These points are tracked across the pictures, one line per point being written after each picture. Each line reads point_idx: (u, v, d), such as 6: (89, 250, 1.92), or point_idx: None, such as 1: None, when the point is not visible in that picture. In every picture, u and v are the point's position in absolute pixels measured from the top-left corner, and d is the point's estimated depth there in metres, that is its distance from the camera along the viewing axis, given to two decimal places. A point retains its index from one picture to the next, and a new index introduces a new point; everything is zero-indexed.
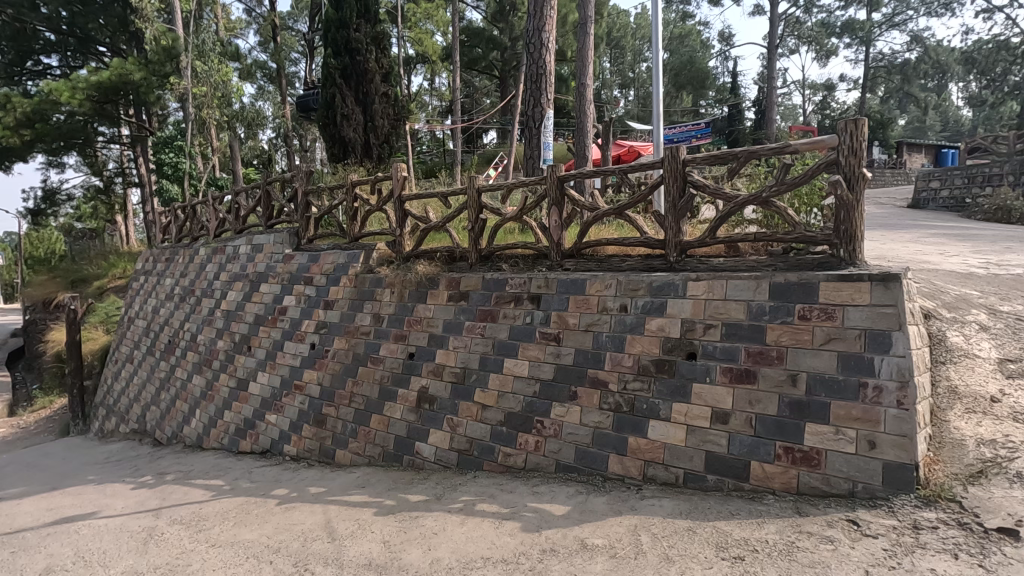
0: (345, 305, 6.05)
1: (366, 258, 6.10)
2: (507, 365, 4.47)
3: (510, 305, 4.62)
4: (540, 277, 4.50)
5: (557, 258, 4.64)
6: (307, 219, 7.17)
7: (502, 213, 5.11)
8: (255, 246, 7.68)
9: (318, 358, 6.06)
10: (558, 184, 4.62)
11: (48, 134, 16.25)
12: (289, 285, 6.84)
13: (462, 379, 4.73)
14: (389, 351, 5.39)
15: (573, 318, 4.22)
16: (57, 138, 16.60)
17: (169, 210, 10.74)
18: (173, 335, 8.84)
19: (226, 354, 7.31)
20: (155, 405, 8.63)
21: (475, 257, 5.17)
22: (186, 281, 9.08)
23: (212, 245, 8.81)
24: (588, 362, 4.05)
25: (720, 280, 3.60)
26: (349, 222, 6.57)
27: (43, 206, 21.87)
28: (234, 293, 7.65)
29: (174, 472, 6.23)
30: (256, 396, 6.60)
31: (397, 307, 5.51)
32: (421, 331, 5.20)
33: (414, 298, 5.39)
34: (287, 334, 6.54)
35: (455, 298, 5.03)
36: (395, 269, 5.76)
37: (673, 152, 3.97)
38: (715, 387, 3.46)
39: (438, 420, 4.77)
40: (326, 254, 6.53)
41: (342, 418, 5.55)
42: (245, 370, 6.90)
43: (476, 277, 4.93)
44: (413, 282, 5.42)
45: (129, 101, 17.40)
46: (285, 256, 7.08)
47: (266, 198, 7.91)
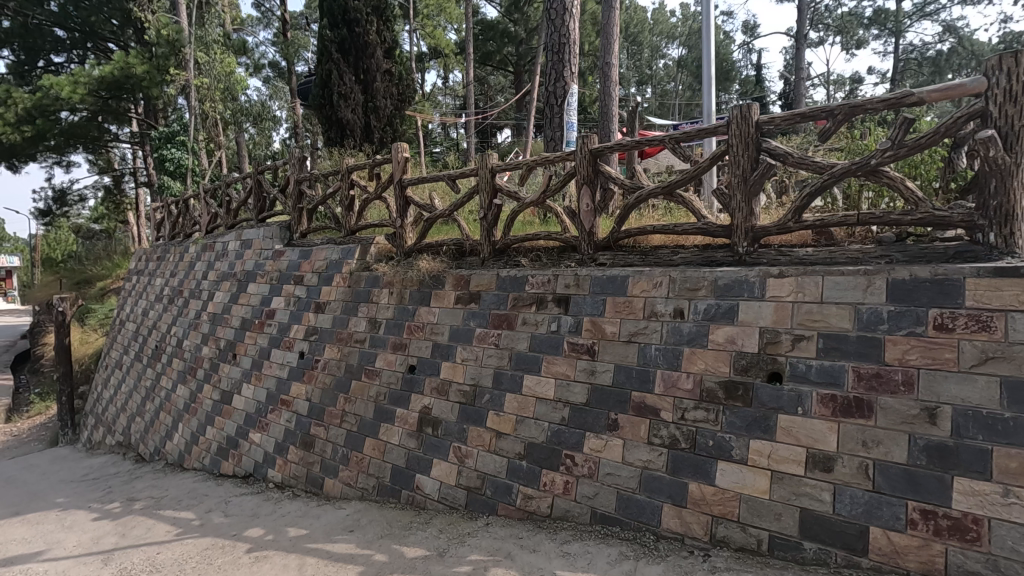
0: (337, 307, 5.24)
1: (363, 254, 5.28)
2: (527, 383, 3.61)
3: (530, 309, 3.75)
4: (568, 274, 3.62)
5: (589, 250, 3.76)
6: (299, 211, 6.42)
7: (520, 197, 4.24)
8: (244, 241, 6.91)
9: (307, 370, 5.25)
10: (590, 160, 3.74)
11: (50, 131, 15.77)
12: (278, 285, 6.04)
13: (471, 399, 3.88)
14: (386, 363, 4.55)
15: (611, 326, 3.34)
16: (59, 135, 16.09)
17: (163, 206, 10.07)
18: (160, 340, 8.11)
19: (210, 362, 6.54)
20: (140, 416, 7.91)
21: (488, 251, 4.31)
22: (175, 281, 8.36)
23: (202, 241, 8.09)
24: (632, 382, 3.17)
25: (814, 277, 2.69)
26: (344, 213, 5.76)
27: (53, 206, 21.51)
28: (221, 294, 6.90)
29: (145, 498, 5.47)
30: (240, 412, 5.81)
31: (395, 311, 4.67)
32: (423, 339, 4.35)
33: (415, 299, 4.55)
34: (275, 341, 5.75)
35: (463, 301, 4.18)
36: (394, 266, 4.92)
37: (743, 112, 3.06)
38: (811, 422, 2.56)
39: (443, 449, 3.92)
40: (318, 250, 5.72)
41: (332, 441, 4.73)
42: (229, 382, 6.12)
43: (489, 275, 4.07)
44: (414, 282, 4.58)
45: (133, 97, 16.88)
46: (274, 253, 6.30)
47: (257, 188, 7.17)
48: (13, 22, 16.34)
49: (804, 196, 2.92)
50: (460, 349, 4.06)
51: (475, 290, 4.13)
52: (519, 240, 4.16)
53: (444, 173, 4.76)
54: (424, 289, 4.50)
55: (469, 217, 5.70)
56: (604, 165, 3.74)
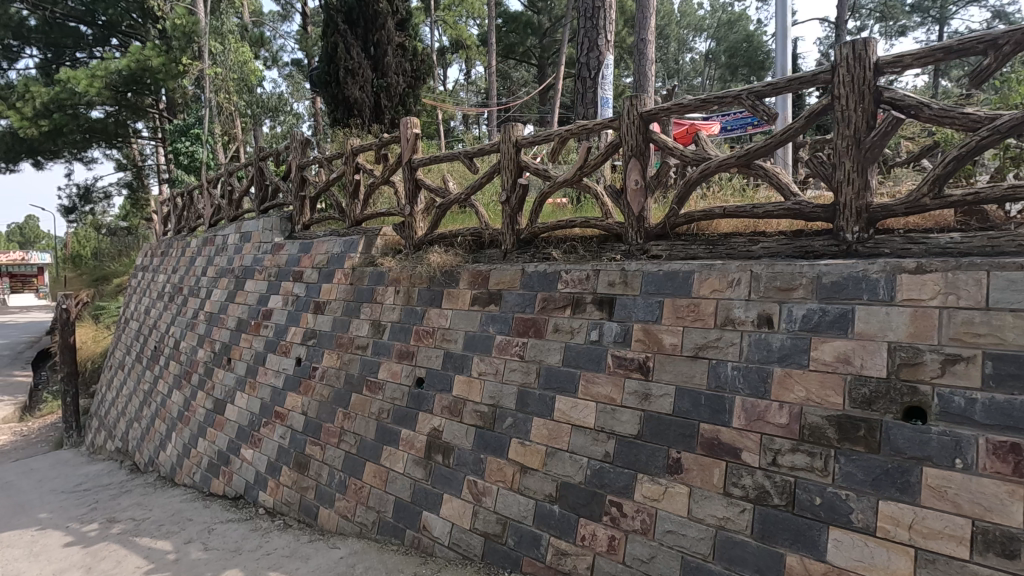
0: (338, 308, 4.56)
1: (368, 246, 4.59)
2: (559, 407, 2.88)
3: (563, 313, 3.02)
4: (612, 269, 2.87)
5: (639, 239, 3.01)
6: (300, 199, 5.77)
7: (550, 176, 3.49)
8: (244, 234, 6.31)
9: (304, 379, 4.60)
10: (640, 126, 2.98)
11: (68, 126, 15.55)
12: (275, 281, 5.40)
13: (490, 422, 3.16)
14: (390, 374, 3.86)
15: (670, 336, 2.59)
16: (77, 130, 15.87)
17: (170, 200, 9.60)
18: (160, 340, 7.60)
19: (205, 366, 5.97)
20: (138, 421, 7.40)
21: (511, 242, 3.58)
22: (177, 278, 7.83)
23: (204, 235, 7.54)
24: (700, 412, 2.41)
25: (973, 273, 1.90)
26: (349, 201, 5.09)
27: (78, 202, 21.38)
28: (219, 292, 6.31)
29: (126, 520, 4.90)
30: (233, 424, 5.20)
31: (401, 313, 3.97)
32: (433, 347, 3.64)
33: (424, 300, 3.84)
34: (270, 345, 5.12)
35: (480, 301, 3.46)
36: (401, 260, 4.23)
37: (856, 50, 2.28)
38: (977, 484, 1.78)
39: (456, 483, 3.22)
40: (320, 242, 5.06)
41: (329, 464, 4.07)
42: (223, 389, 5.52)
43: (512, 271, 3.34)
44: (423, 280, 3.88)
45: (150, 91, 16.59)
46: (273, 246, 5.67)
47: (260, 176, 6.58)
48: (34, 16, 16.13)
49: (947, 162, 2.12)
50: (477, 360, 3.34)
51: (494, 290, 3.40)
52: (550, 226, 3.42)
53: (459, 150, 4.04)
54: (435, 287, 3.79)
55: (488, 202, 4.98)
56: (658, 133, 2.97)
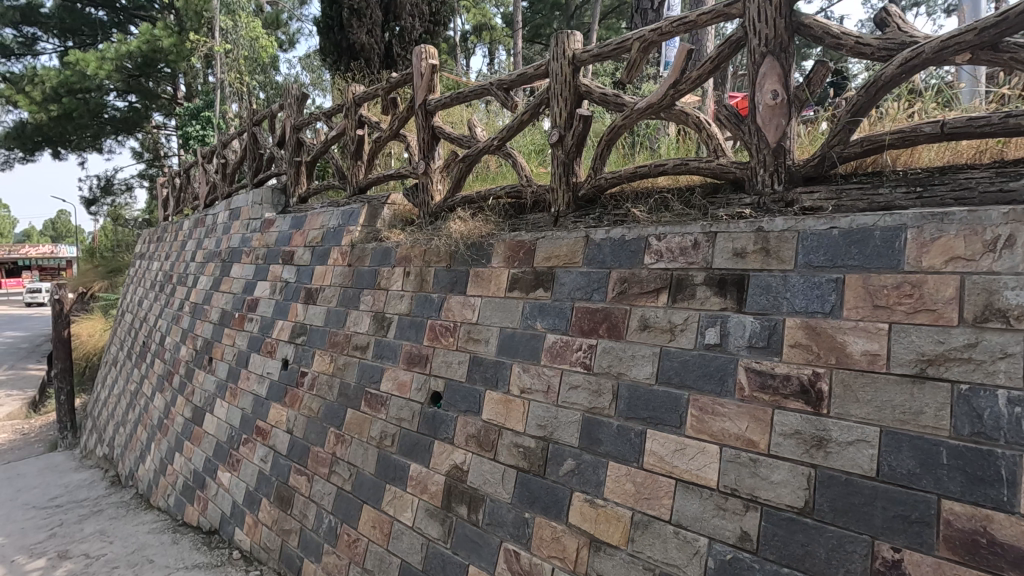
0: (333, 297, 3.55)
1: (372, 218, 3.59)
2: (652, 451, 1.82)
3: (655, 301, 1.95)
4: (743, 231, 1.79)
5: (776, 184, 1.91)
6: (296, 166, 4.79)
7: (624, 103, 2.40)
8: (233, 211, 5.38)
9: (290, 388, 3.61)
10: (780, 3, 1.85)
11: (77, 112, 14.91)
12: (263, 265, 4.44)
13: (538, 465, 2.12)
14: (397, 386, 2.83)
15: (861, 339, 1.49)
16: (88, 116, 15.25)
17: (170, 181, 8.78)
18: (148, 335, 6.75)
19: (186, 367, 5.06)
20: (123, 426, 6.57)
21: (566, 201, 2.53)
22: (169, 265, 6.97)
23: (197, 216, 6.66)
24: (940, 481, 1.32)
25: None
26: (350, 162, 4.08)
27: (98, 194, 20.81)
28: (205, 279, 5.40)
29: (78, 557, 4.00)
30: (210, 439, 4.26)
31: (411, 303, 2.94)
32: (454, 351, 2.60)
33: (442, 284, 2.79)
34: (255, 343, 4.16)
35: (521, 286, 2.41)
36: (414, 233, 3.20)
37: None
38: None
39: (487, 553, 2.19)
40: (315, 215, 4.07)
41: (316, 503, 3.08)
42: (203, 396, 4.59)
43: (571, 240, 2.28)
44: (441, 259, 2.83)
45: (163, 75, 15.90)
46: (263, 223, 4.70)
47: (254, 143, 5.64)
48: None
49: None
50: (518, 371, 2.30)
51: (541, 268, 2.35)
52: (627, 175, 2.35)
53: (488, 80, 2.96)
54: (456, 267, 2.74)
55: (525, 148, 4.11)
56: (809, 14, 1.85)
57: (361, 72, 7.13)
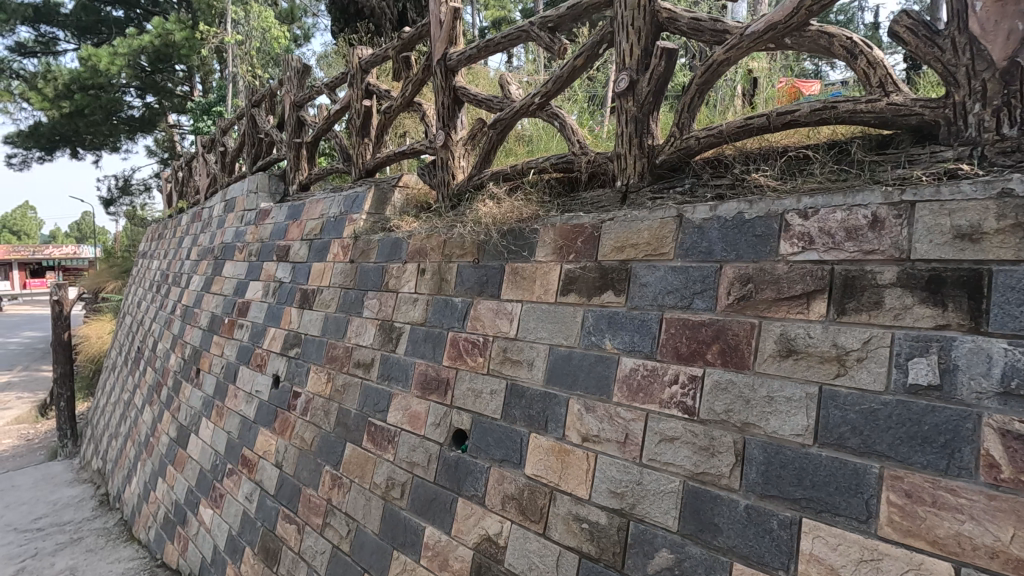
0: (331, 300, 2.90)
1: (379, 204, 2.96)
2: (814, 556, 1.13)
3: (805, 312, 1.25)
4: (973, 198, 1.08)
5: (1004, 125, 1.19)
6: (296, 148, 4.16)
7: (726, 28, 1.70)
8: (229, 203, 4.80)
9: (281, 411, 2.97)
10: None
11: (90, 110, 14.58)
12: (257, 262, 3.83)
13: (612, 552, 1.44)
14: (408, 419, 2.16)
15: None
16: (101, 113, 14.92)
17: (174, 175, 8.27)
18: (143, 340, 6.22)
19: (174, 379, 4.47)
20: (116, 439, 6.03)
21: (639, 168, 1.86)
22: (166, 264, 6.43)
23: (196, 210, 6.10)
24: None
25: None
26: (356, 139, 3.43)
27: (116, 194, 20.51)
28: (198, 279, 4.82)
29: None
30: (194, 465, 3.66)
31: (426, 310, 2.27)
32: (485, 375, 1.92)
33: (467, 286, 2.12)
34: (245, 354, 3.54)
35: (579, 288, 1.72)
36: (432, 219, 2.53)
37: None
38: None
39: None
40: (314, 203, 3.43)
41: (307, 562, 2.43)
42: (189, 414, 3.99)
43: (655, 222, 1.59)
44: (465, 251, 2.16)
45: (177, 71, 15.54)
46: (259, 214, 4.09)
47: (253, 127, 5.05)
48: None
49: None
50: (578, 411, 1.62)
51: (610, 262, 1.67)
52: (731, 129, 1.66)
53: (528, 19, 2.27)
54: (487, 261, 2.06)
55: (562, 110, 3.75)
56: None
57: (366, 39, 6.54)
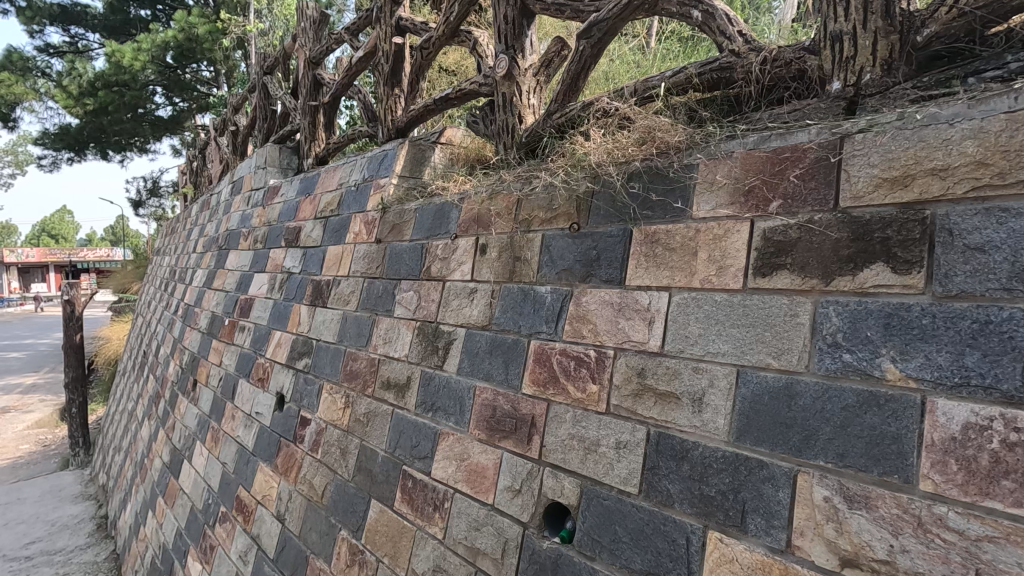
0: (351, 295, 2.15)
1: (416, 165, 2.22)
2: None
3: None
4: None
5: None
6: (312, 114, 3.45)
7: None
8: (236, 184, 4.13)
9: (285, 442, 2.24)
10: None
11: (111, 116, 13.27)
12: (263, 250, 3.12)
13: None
14: (466, 475, 1.40)
15: None
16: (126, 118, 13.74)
17: (189, 166, 7.69)
18: (149, 344, 5.62)
19: (171, 390, 3.80)
20: (118, 454, 5.42)
21: (882, 53, 1.05)
22: (176, 259, 5.84)
23: (205, 199, 5.48)
24: None
25: None
26: (384, 90, 2.69)
27: (145, 195, 20.34)
28: (201, 273, 4.17)
29: None
30: (184, 500, 2.96)
31: (491, 307, 1.49)
32: (604, 414, 1.14)
33: (559, 269, 1.33)
34: (245, 363, 2.83)
35: (800, 260, 0.93)
36: (492, 175, 1.74)
37: None
38: None
39: None
40: (329, 172, 2.69)
41: None
42: (183, 435, 3.30)
43: (992, 120, 0.78)
44: (558, 214, 1.38)
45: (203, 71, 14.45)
46: (268, 192, 3.39)
47: (266, 98, 4.35)
48: None
49: None
50: (823, 504, 0.82)
51: (879, 208, 0.86)
52: None
53: None
54: (596, 227, 1.27)
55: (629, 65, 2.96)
56: None
57: None
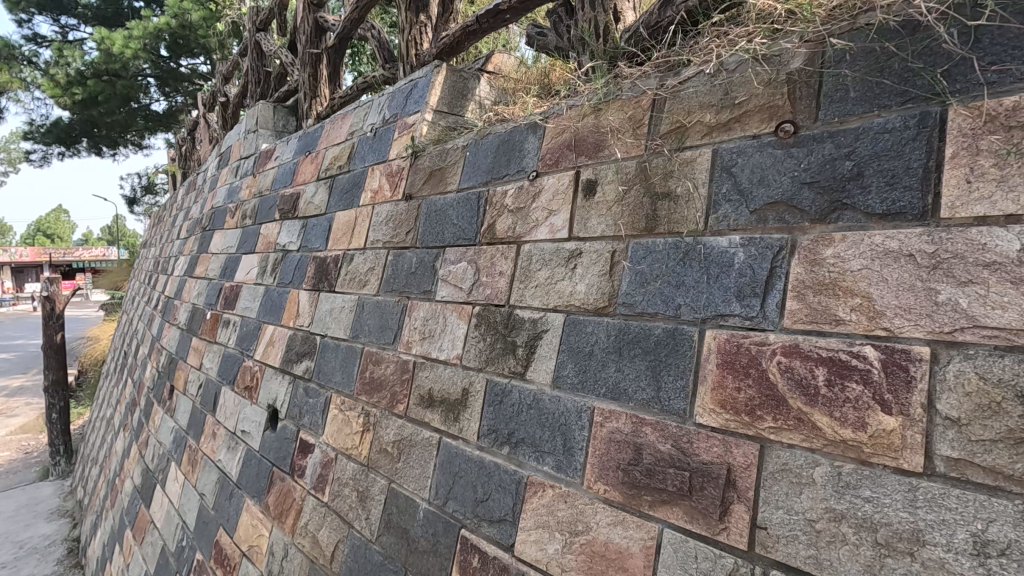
0: (370, 274, 1.56)
1: (457, 97, 1.63)
2: None
3: None
4: None
5: None
6: (312, 65, 2.86)
7: None
8: (223, 156, 3.55)
9: (278, 473, 1.66)
10: None
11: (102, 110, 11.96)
12: (253, 226, 2.54)
13: None
14: (585, 562, 0.82)
15: None
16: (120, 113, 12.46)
17: (178, 152, 7.07)
18: (130, 344, 5.03)
19: (146, 398, 3.22)
20: (95, 468, 4.83)
21: None
22: (160, 250, 5.25)
23: (191, 182, 4.90)
24: None
25: None
26: (406, 17, 2.10)
27: (140, 193, 19.59)
28: (183, 260, 3.59)
29: None
30: (154, 537, 2.38)
31: (613, 280, 0.91)
32: (927, 479, 0.56)
33: (759, 206, 0.76)
34: (230, 365, 2.25)
35: None
36: (586, 81, 1.16)
37: None
38: None
39: None
40: (336, 121, 2.10)
41: None
42: (156, 452, 2.71)
43: None
44: (747, 113, 0.80)
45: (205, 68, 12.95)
46: (259, 158, 2.81)
47: (259, 59, 3.76)
48: None
49: None
50: None
51: None
52: None
53: None
54: (847, 123, 0.70)
55: None
56: None
57: None
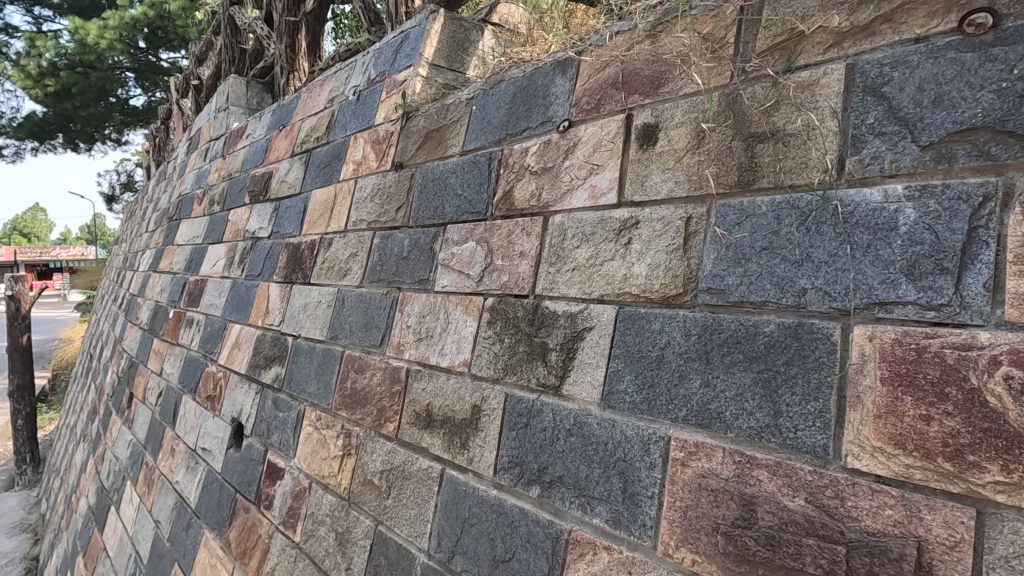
0: (352, 261, 1.28)
1: (457, 51, 1.37)
2: None
3: None
4: None
5: None
6: (288, 35, 2.56)
7: None
8: (193, 139, 3.24)
9: (242, 501, 1.38)
10: None
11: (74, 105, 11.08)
12: (221, 212, 2.25)
13: None
14: None
15: None
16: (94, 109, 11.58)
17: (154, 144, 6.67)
18: (96, 346, 4.68)
19: (105, 406, 2.91)
20: (58, 480, 4.48)
21: None
22: (130, 245, 4.91)
23: (163, 171, 4.56)
24: None
25: None
26: None
27: (119, 190, 18.90)
28: (149, 254, 3.28)
29: None
30: (106, 564, 2.09)
31: (688, 257, 0.65)
32: None
33: (937, 139, 0.50)
34: (192, 370, 1.96)
35: None
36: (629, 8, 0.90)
37: None
38: None
39: None
40: (314, 88, 1.82)
41: None
42: (112, 467, 2.41)
43: None
44: (905, 6, 0.54)
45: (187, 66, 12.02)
46: (230, 137, 2.51)
47: (233, 35, 3.45)
48: None
49: None
50: None
51: None
52: None
53: None
54: None
55: None
56: None
57: None
